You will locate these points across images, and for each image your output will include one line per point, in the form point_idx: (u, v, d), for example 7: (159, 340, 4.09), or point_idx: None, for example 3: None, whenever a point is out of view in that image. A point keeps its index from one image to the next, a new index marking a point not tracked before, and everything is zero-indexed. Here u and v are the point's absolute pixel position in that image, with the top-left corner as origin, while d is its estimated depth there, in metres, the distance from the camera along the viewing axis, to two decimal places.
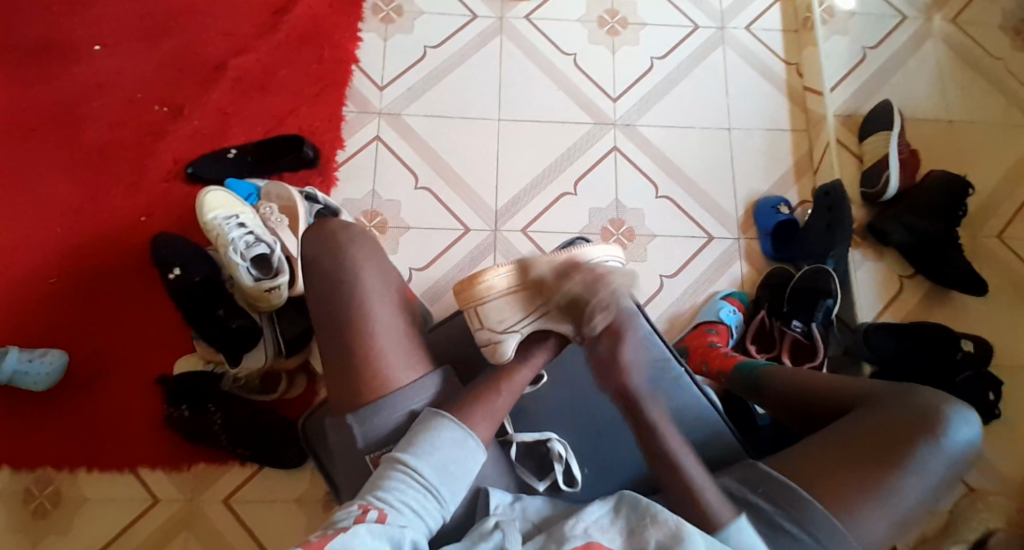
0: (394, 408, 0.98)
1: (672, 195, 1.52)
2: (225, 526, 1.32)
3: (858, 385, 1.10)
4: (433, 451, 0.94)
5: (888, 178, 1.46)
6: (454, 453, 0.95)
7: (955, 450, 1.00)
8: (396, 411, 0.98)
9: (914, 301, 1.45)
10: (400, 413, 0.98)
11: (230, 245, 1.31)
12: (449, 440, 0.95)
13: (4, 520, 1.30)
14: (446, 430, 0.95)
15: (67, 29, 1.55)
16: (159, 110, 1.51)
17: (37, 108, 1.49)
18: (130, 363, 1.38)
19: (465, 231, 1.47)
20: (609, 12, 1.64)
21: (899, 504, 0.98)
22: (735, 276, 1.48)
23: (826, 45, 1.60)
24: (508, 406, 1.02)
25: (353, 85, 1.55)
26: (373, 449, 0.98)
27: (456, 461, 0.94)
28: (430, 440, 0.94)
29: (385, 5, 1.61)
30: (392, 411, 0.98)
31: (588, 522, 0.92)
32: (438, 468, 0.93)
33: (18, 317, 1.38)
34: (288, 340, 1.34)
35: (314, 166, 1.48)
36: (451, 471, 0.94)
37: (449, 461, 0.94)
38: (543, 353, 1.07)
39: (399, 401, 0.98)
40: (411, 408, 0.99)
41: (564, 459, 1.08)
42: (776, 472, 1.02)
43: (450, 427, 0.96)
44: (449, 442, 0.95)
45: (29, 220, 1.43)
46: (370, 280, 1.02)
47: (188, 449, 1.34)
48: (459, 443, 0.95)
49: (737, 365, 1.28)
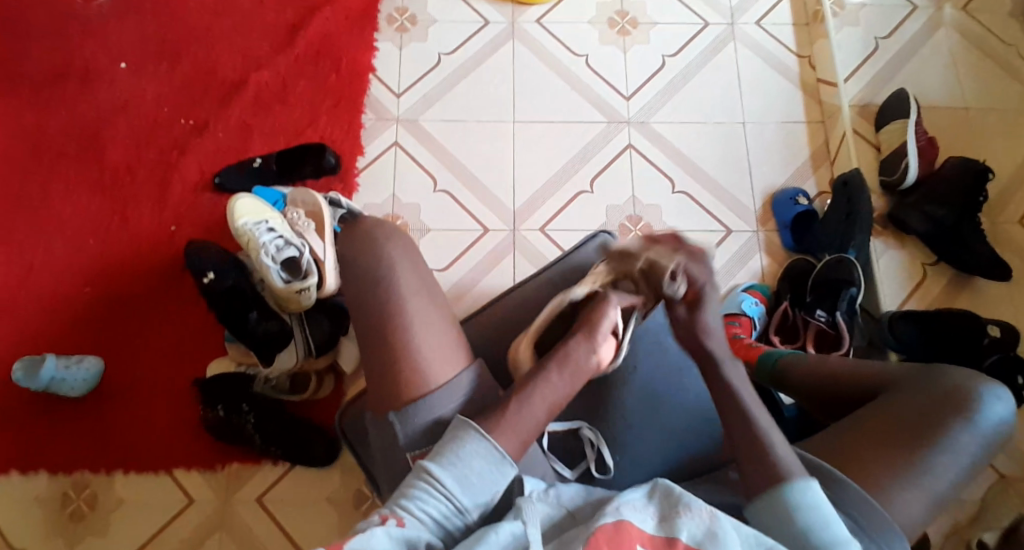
0: (432, 408, 0.99)
1: (688, 189, 1.54)
2: (259, 525, 1.35)
3: (883, 368, 1.11)
4: (459, 462, 0.92)
5: (907, 165, 1.45)
6: (481, 466, 0.92)
7: (986, 427, 1.01)
8: (433, 409, 0.99)
9: (939, 287, 1.46)
10: (436, 411, 0.99)
11: (261, 248, 1.35)
12: (476, 453, 0.92)
13: (43, 524, 1.34)
14: (473, 444, 0.93)
15: (95, 48, 1.60)
16: (185, 123, 1.56)
17: (69, 126, 1.55)
18: (163, 369, 1.42)
19: (484, 231, 1.50)
20: (619, 13, 1.66)
21: (935, 482, 0.99)
22: (755, 269, 1.50)
23: (839, 35, 1.61)
24: (542, 418, 0.97)
25: (372, 93, 1.59)
26: (413, 447, 0.99)
27: (483, 473, 0.92)
28: (457, 452, 0.92)
29: (400, 15, 1.65)
30: (431, 411, 0.99)
31: (623, 500, 0.93)
32: (463, 480, 0.91)
33: (54, 327, 1.43)
34: (317, 342, 1.38)
35: (335, 173, 1.52)
36: (477, 484, 0.91)
37: (476, 473, 0.91)
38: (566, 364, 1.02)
39: (437, 401, 0.99)
40: (448, 405, 0.99)
41: (596, 446, 1.13)
42: (813, 456, 1.03)
43: (477, 441, 0.93)
44: (476, 455, 0.92)
45: (63, 233, 1.48)
46: (406, 276, 1.04)
47: (221, 450, 1.38)
48: (485, 455, 0.92)
49: (763, 354, 1.28)
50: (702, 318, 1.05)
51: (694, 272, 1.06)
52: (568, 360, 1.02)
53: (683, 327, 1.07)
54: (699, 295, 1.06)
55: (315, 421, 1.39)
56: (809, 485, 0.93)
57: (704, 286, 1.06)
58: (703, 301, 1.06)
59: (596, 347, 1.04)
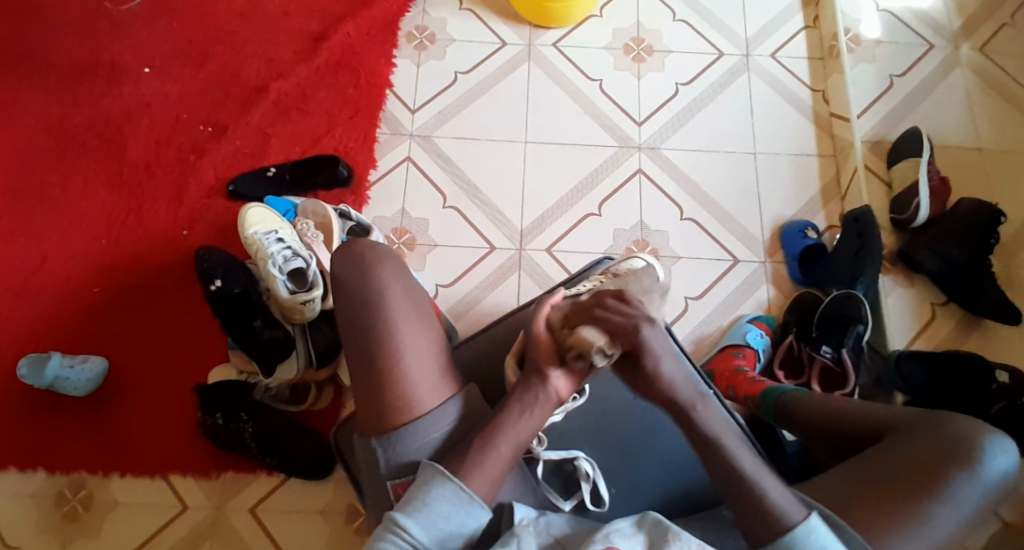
0: (416, 436, 1.00)
1: (697, 217, 1.54)
2: (250, 534, 1.34)
3: (891, 410, 1.10)
4: (426, 511, 0.93)
5: (919, 204, 1.45)
6: (448, 510, 0.94)
7: (988, 478, 1.00)
8: (416, 440, 1.00)
9: (947, 329, 1.44)
10: (418, 443, 1.00)
11: (268, 258, 1.35)
12: (443, 498, 0.94)
13: (37, 521, 1.34)
14: (441, 489, 0.94)
15: (117, 51, 1.62)
16: (202, 129, 1.57)
17: (86, 126, 1.56)
18: (165, 372, 1.42)
19: (490, 249, 1.50)
20: (635, 40, 1.68)
21: (933, 531, 0.98)
22: (761, 299, 1.49)
23: (853, 72, 1.63)
24: (509, 458, 0.98)
25: (387, 108, 1.60)
26: (394, 476, 1.00)
27: (450, 518, 0.94)
28: (424, 500, 0.94)
29: (419, 33, 1.66)
30: (414, 440, 1.00)
31: (612, 528, 0.92)
32: (430, 528, 0.93)
33: (59, 324, 1.44)
34: (318, 353, 1.38)
35: (347, 185, 1.53)
36: (444, 530, 0.93)
37: (443, 519, 0.94)
38: (527, 397, 1.00)
39: (422, 429, 1.00)
40: (431, 437, 1.00)
41: (592, 478, 1.09)
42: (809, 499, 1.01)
43: (444, 485, 0.95)
44: (443, 500, 0.94)
45: (74, 232, 1.49)
46: (397, 298, 1.04)
47: (218, 457, 1.38)
48: (453, 499, 0.94)
49: (764, 389, 1.27)
50: (652, 365, 0.97)
51: (614, 320, 0.96)
52: (536, 398, 1.00)
53: (636, 378, 0.99)
54: (637, 343, 0.96)
55: (314, 431, 1.39)
56: (811, 528, 0.93)
57: (640, 327, 0.96)
58: (646, 347, 0.96)
59: (547, 383, 1.00)
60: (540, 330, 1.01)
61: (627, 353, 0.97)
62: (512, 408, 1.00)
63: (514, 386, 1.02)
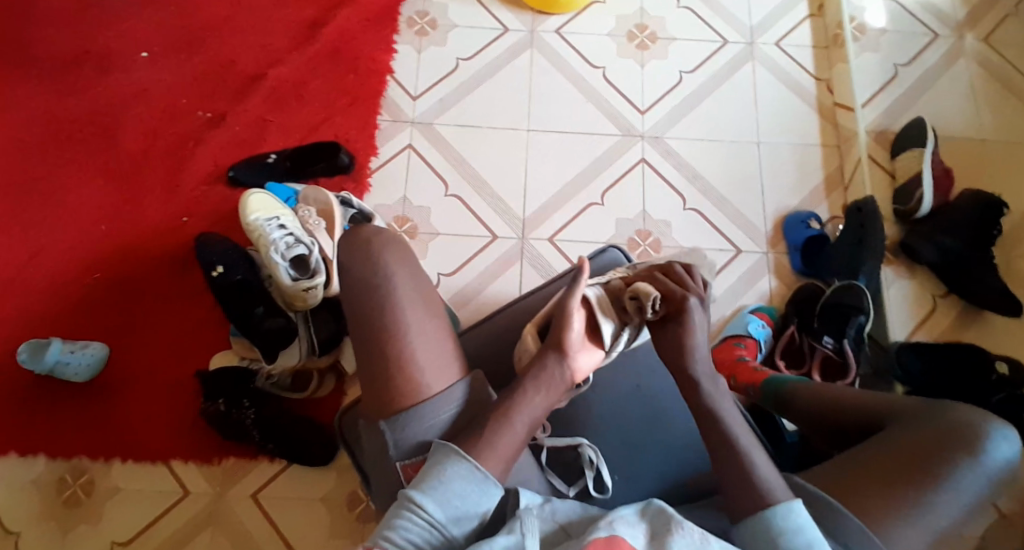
0: (426, 418, 0.99)
1: (700, 206, 1.54)
2: (251, 521, 1.34)
3: (889, 399, 1.10)
4: (441, 488, 0.93)
5: (921, 196, 1.44)
6: (463, 488, 0.93)
7: (991, 468, 1.00)
8: (426, 422, 0.99)
9: (948, 321, 1.44)
10: (428, 425, 0.99)
11: (270, 246, 1.34)
12: (457, 477, 0.94)
13: (39, 508, 1.34)
14: (455, 467, 0.94)
15: (116, 37, 1.61)
16: (202, 115, 1.56)
17: (85, 111, 1.55)
18: (167, 359, 1.42)
19: (492, 238, 1.50)
20: (639, 27, 1.66)
21: (936, 519, 0.98)
22: (763, 290, 1.49)
23: (857, 61, 1.62)
24: (523, 436, 0.98)
25: (388, 94, 1.59)
26: (405, 457, 1.00)
27: (465, 496, 0.93)
28: (439, 477, 0.94)
29: (420, 18, 1.65)
30: (424, 421, 0.99)
31: (617, 515, 0.92)
32: (446, 505, 0.92)
33: (59, 311, 1.43)
34: (321, 341, 1.37)
35: (347, 172, 1.52)
36: (460, 508, 0.93)
37: (459, 496, 0.93)
38: (549, 371, 1.01)
39: (430, 411, 0.99)
40: (439, 419, 1.00)
41: (595, 465, 1.10)
42: (822, 489, 1.01)
43: (457, 462, 0.95)
44: (458, 478, 0.94)
45: (74, 218, 1.49)
46: (403, 284, 1.04)
47: (219, 444, 1.38)
48: (467, 478, 0.94)
49: (766, 379, 1.26)
50: (687, 339, 1.01)
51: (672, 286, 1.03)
52: (546, 378, 1.01)
53: (669, 345, 1.03)
54: (681, 308, 1.02)
55: (315, 421, 1.38)
56: (793, 508, 0.92)
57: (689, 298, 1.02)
58: (689, 318, 1.01)
59: (566, 359, 1.01)
60: (573, 303, 1.03)
61: (671, 316, 1.03)
62: (528, 386, 1.00)
63: (528, 364, 1.02)
